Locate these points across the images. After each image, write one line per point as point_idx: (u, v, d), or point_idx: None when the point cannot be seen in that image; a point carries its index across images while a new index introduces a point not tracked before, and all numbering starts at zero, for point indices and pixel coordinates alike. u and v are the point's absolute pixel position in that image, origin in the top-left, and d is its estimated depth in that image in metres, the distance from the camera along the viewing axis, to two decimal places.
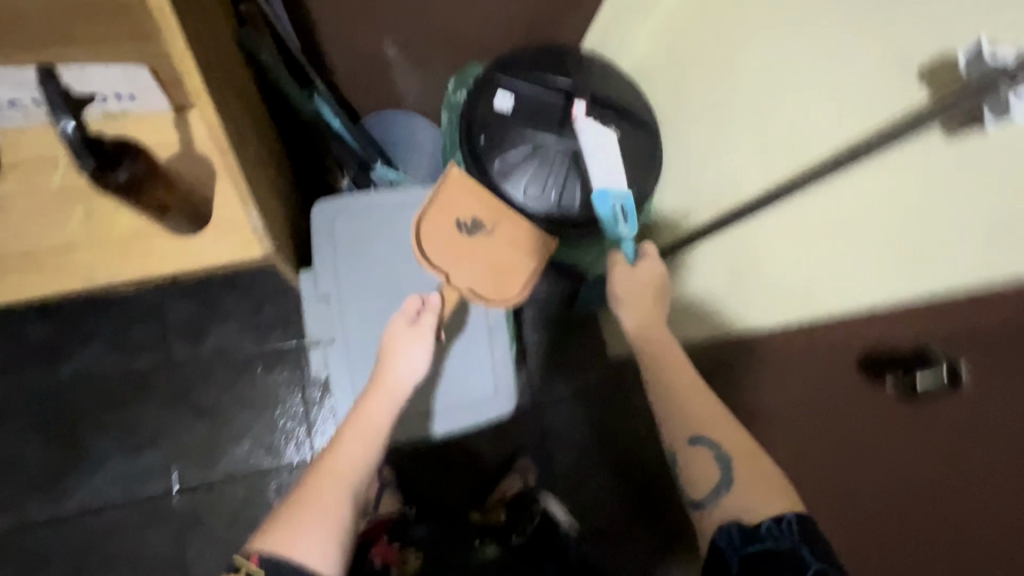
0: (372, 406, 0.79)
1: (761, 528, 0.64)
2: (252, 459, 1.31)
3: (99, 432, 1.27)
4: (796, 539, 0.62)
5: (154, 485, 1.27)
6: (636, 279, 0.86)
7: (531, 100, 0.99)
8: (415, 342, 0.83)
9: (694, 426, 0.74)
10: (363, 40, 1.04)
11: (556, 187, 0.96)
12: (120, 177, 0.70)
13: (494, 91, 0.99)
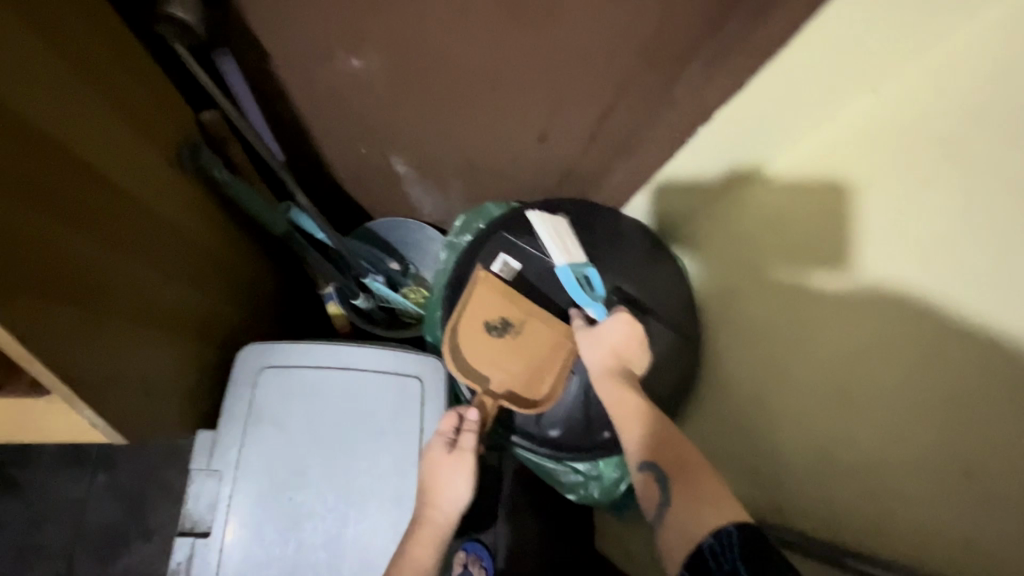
0: (418, 549, 0.64)
1: (700, 551, 0.50)
2: (155, 563, 1.14)
3: (7, 493, 1.14)
4: (735, 555, 0.47)
5: (42, 567, 1.12)
6: (593, 340, 0.71)
7: (537, 268, 0.79)
8: (460, 471, 0.67)
9: (639, 453, 0.62)
10: (370, 154, 0.89)
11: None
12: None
13: (497, 249, 0.80)
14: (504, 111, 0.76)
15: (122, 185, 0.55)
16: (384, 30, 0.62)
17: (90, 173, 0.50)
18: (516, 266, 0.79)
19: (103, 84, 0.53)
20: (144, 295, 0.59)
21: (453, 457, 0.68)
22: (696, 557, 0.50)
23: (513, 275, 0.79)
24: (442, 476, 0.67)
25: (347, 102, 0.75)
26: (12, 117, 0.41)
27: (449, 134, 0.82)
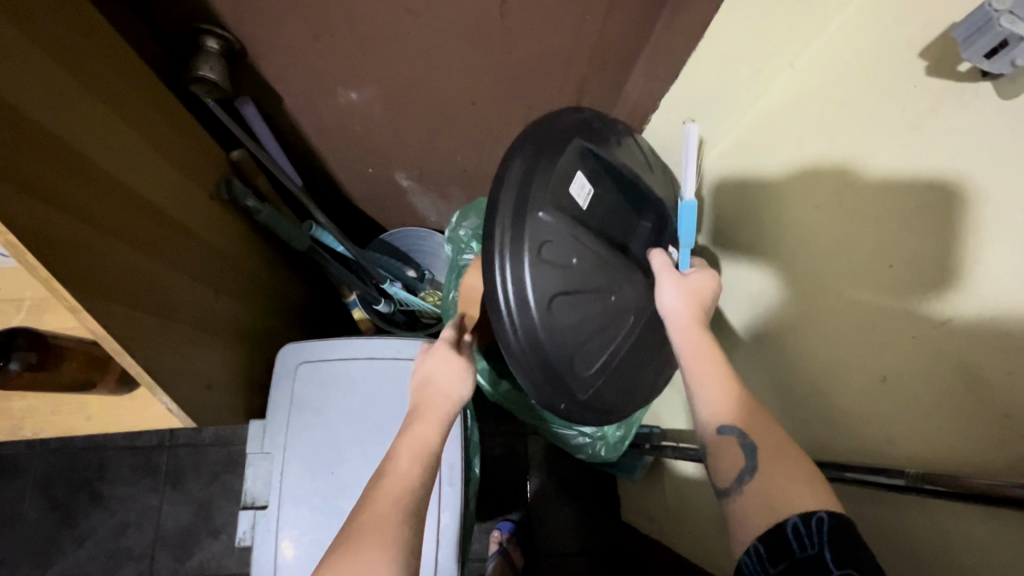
0: (418, 429, 0.57)
1: (783, 529, 0.46)
2: (225, 557, 1.28)
3: (94, 503, 1.30)
4: (823, 539, 0.43)
5: (128, 568, 1.27)
6: (686, 289, 0.64)
7: (606, 202, 0.66)
8: (455, 363, 0.62)
9: (720, 413, 0.56)
10: (376, 172, 1.01)
11: (615, 359, 0.66)
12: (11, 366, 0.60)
13: (574, 165, 0.62)
14: (485, 120, 0.86)
15: (143, 192, 0.62)
16: (373, 66, 0.73)
17: (122, 189, 0.58)
18: (592, 191, 0.63)
19: (141, 121, 0.62)
20: (181, 300, 0.68)
21: (442, 352, 0.63)
22: (778, 535, 0.46)
23: (590, 203, 0.63)
24: (437, 366, 0.62)
25: (351, 129, 0.87)
26: (63, 147, 0.50)
27: (441, 146, 0.94)
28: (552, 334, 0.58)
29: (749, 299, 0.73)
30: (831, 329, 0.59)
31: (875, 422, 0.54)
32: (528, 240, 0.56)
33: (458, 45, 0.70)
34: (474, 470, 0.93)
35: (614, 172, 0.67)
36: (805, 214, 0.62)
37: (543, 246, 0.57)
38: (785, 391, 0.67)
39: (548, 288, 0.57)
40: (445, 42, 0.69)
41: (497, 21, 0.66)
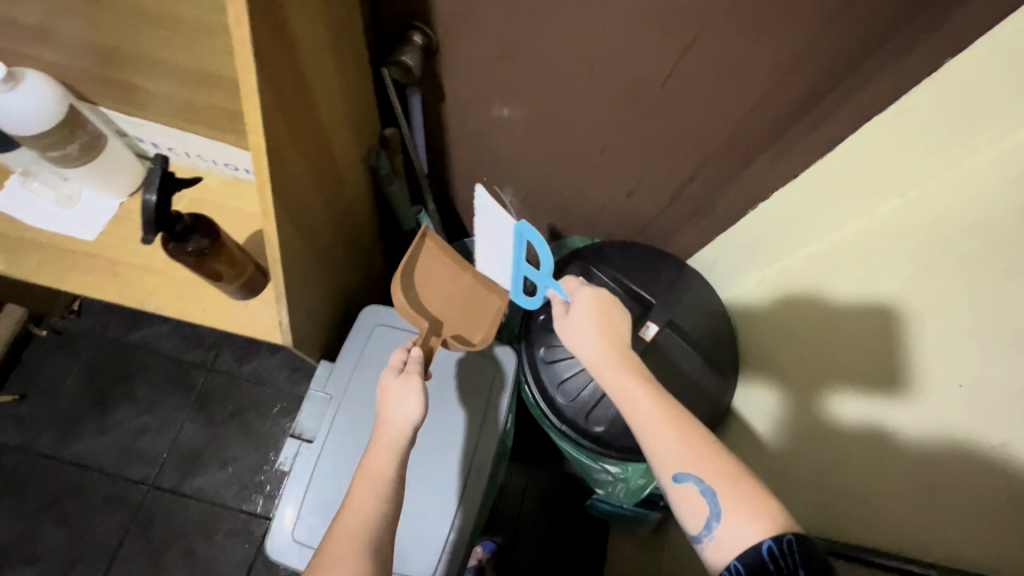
0: (373, 462, 0.70)
1: (759, 550, 0.53)
2: (224, 490, 1.33)
3: (128, 398, 1.36)
4: (797, 561, 0.50)
5: (135, 469, 1.32)
6: (586, 325, 0.72)
7: (608, 295, 0.95)
8: (408, 392, 0.71)
9: (677, 461, 0.61)
10: (488, 182, 1.11)
11: (597, 400, 0.88)
12: (187, 246, 0.66)
13: (576, 273, 0.98)
14: (604, 166, 0.97)
15: (333, 136, 0.72)
16: (535, 91, 0.84)
17: (324, 129, 0.68)
18: None
19: (351, 85, 0.74)
20: (318, 232, 0.76)
21: (398, 380, 0.72)
22: (755, 557, 0.53)
23: None
24: (390, 396, 0.71)
25: (488, 139, 0.97)
26: (306, 84, 0.59)
27: (555, 178, 1.04)
28: (540, 376, 0.92)
29: (790, 392, 0.91)
30: (839, 443, 0.80)
31: (902, 489, 0.69)
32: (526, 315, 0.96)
33: (618, 95, 0.80)
34: (496, 475, 0.97)
35: (613, 275, 0.96)
36: (865, 375, 0.77)
37: (537, 320, 0.94)
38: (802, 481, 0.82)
39: (537, 345, 0.93)
40: (608, 89, 0.79)
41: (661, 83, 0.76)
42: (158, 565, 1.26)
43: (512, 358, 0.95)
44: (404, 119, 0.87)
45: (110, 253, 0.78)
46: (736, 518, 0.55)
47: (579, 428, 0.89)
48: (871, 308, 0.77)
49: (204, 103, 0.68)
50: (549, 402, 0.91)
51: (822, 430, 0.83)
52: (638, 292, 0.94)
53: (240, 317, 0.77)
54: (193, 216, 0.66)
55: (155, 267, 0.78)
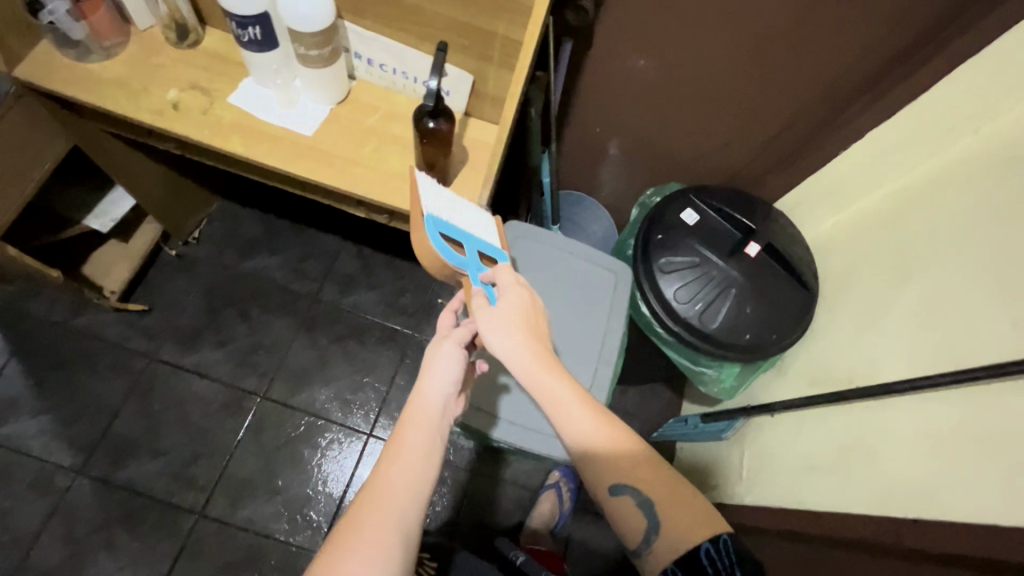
0: (406, 429, 0.75)
1: (697, 551, 0.66)
2: (326, 406, 1.46)
3: (242, 319, 1.50)
4: (731, 561, 0.65)
5: (248, 381, 1.44)
6: (505, 322, 0.73)
7: (713, 223, 1.12)
8: (443, 359, 0.79)
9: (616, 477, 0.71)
10: (598, 133, 1.29)
11: (707, 304, 1.05)
12: (427, 124, 0.80)
13: (684, 204, 1.14)
14: (709, 117, 1.15)
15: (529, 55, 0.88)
16: (674, 42, 1.02)
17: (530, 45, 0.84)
18: (699, 217, 1.12)
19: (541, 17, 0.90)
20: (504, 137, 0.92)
21: (434, 346, 0.80)
22: (693, 555, 0.66)
23: (696, 222, 1.11)
24: (429, 362, 0.79)
25: (615, 88, 1.15)
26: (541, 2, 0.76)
27: (662, 129, 1.21)
28: (655, 285, 1.09)
29: (836, 300, 1.09)
30: (865, 329, 0.98)
31: (914, 347, 0.87)
32: (641, 236, 1.13)
33: (748, 46, 0.99)
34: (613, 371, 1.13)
35: (717, 207, 1.13)
36: (903, 288, 0.93)
37: (653, 240, 1.11)
38: (847, 370, 0.99)
39: (655, 260, 1.09)
40: (742, 39, 0.98)
41: (791, 33, 0.95)
42: (270, 464, 1.38)
43: (630, 270, 1.12)
44: (557, 62, 1.05)
45: (325, 147, 0.94)
46: (684, 522, 0.69)
47: (690, 328, 1.06)
48: (908, 222, 0.96)
49: (435, 24, 0.84)
50: (664, 306, 1.07)
51: (855, 322, 1.02)
52: (741, 221, 1.12)
53: None
54: (444, 107, 0.79)
55: (362, 162, 0.94)
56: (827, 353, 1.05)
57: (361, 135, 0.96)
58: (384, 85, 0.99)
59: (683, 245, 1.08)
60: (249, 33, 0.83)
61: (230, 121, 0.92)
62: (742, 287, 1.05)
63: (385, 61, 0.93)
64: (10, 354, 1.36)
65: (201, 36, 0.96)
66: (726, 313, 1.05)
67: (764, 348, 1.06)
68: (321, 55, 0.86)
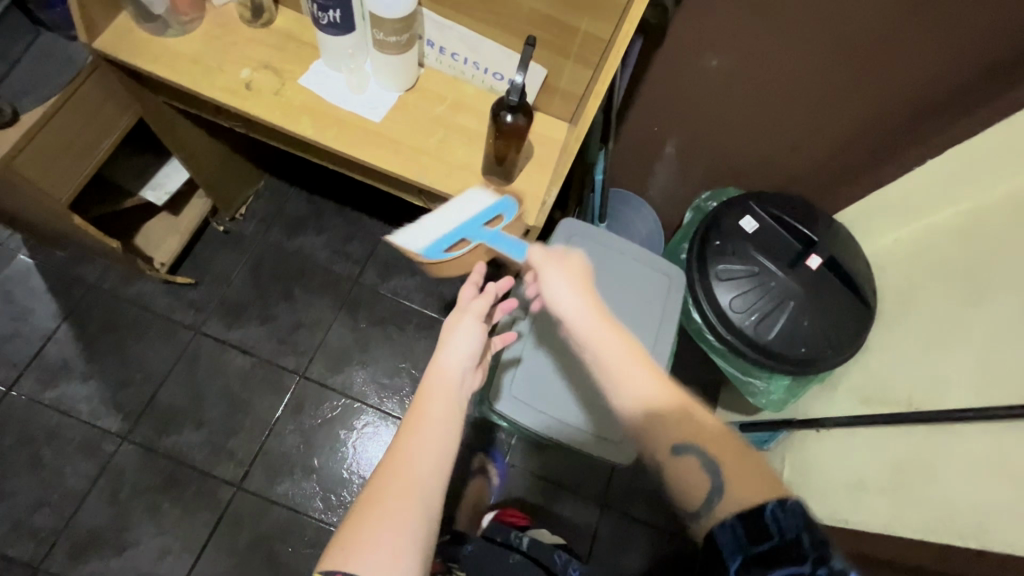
0: (425, 400, 0.74)
1: (760, 512, 0.54)
2: (363, 389, 1.47)
3: (284, 298, 1.51)
4: (800, 524, 0.52)
5: (287, 360, 1.46)
6: (564, 275, 0.75)
7: (773, 232, 1.10)
8: (462, 330, 0.81)
9: (677, 434, 0.64)
10: (656, 132, 1.26)
11: (764, 313, 1.03)
12: (504, 117, 0.78)
13: (744, 211, 1.12)
14: (776, 123, 1.12)
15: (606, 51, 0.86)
16: (754, 43, 0.99)
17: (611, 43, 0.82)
18: (758, 225, 1.10)
19: None
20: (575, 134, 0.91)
21: (454, 319, 0.82)
22: (756, 517, 0.54)
23: (756, 230, 1.09)
24: (448, 332, 0.81)
25: (681, 87, 1.12)
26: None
27: (723, 133, 1.19)
28: (709, 292, 1.07)
29: (896, 319, 1.07)
30: (928, 351, 0.96)
31: (981, 375, 0.84)
32: (697, 242, 1.11)
33: (833, 51, 0.96)
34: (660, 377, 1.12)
35: (778, 216, 1.11)
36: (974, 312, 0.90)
37: (710, 246, 1.09)
38: (905, 390, 0.97)
39: (711, 267, 1.08)
40: (826, 45, 0.95)
41: (881, 40, 0.92)
42: (307, 443, 1.40)
43: (684, 275, 1.10)
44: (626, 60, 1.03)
45: (392, 135, 0.94)
46: (742, 480, 0.58)
47: (743, 337, 1.04)
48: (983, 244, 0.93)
49: (514, 16, 0.83)
50: (718, 313, 1.06)
51: (915, 343, 0.99)
52: (802, 231, 1.09)
53: (495, 197, 0.93)
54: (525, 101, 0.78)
55: (428, 151, 0.94)
56: (883, 371, 1.03)
57: (429, 125, 0.95)
58: (452, 74, 0.98)
59: (741, 253, 1.06)
60: (328, 15, 0.82)
61: (301, 103, 0.92)
62: (802, 299, 1.02)
63: (456, 50, 0.92)
64: (62, 317, 1.39)
65: (274, 14, 0.95)
66: (783, 324, 1.03)
67: (819, 363, 1.04)
68: (397, 42, 0.85)
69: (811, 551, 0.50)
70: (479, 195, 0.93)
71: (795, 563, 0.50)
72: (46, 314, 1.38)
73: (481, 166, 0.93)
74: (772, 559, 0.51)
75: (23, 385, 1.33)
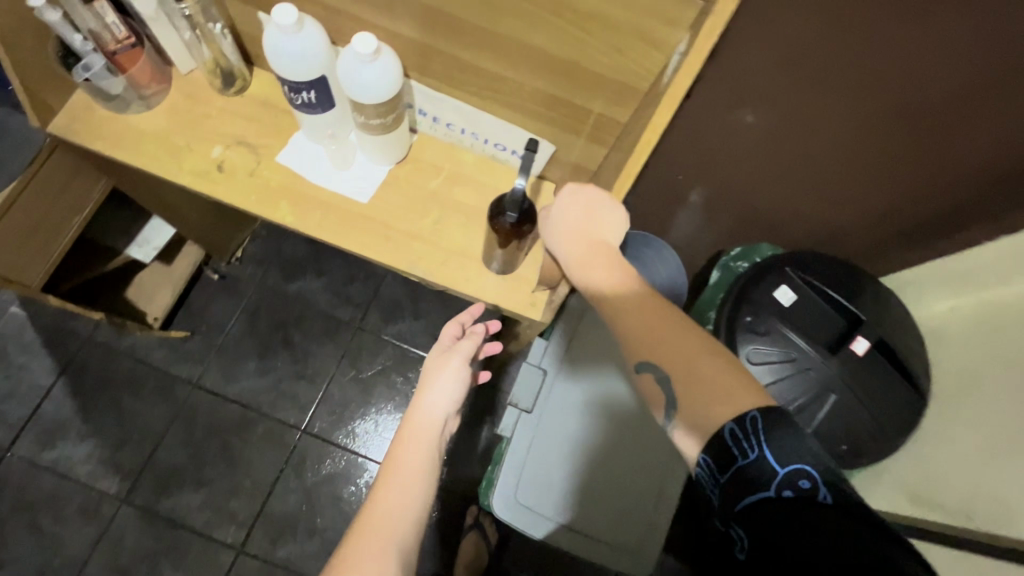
0: (401, 449, 0.70)
1: (720, 432, 0.52)
2: (366, 443, 1.40)
3: (284, 347, 1.44)
4: (759, 441, 0.49)
5: (288, 414, 1.40)
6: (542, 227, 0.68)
7: (811, 306, 0.98)
8: (445, 370, 0.74)
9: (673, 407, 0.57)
10: (680, 180, 1.13)
11: (800, 402, 0.92)
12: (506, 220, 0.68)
13: (780, 280, 0.99)
14: (818, 179, 0.98)
15: None
16: (796, 101, 0.85)
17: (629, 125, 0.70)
18: (795, 298, 0.98)
19: None
20: None
21: (437, 359, 0.76)
22: (719, 442, 0.52)
23: (792, 303, 0.97)
24: (429, 375, 0.75)
25: (711, 139, 0.99)
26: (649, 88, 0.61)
27: (758, 186, 1.05)
28: None
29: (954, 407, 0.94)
30: (987, 455, 0.84)
31: None
32: (726, 315, 0.99)
33: (887, 119, 0.82)
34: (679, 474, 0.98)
35: (817, 287, 0.99)
36: None
37: (740, 321, 0.98)
38: (963, 500, 0.84)
39: (742, 347, 0.96)
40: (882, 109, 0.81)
41: (951, 111, 0.77)
42: (309, 502, 1.35)
43: None
44: None
45: (382, 217, 0.84)
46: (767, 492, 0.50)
47: None
48: None
49: (515, 93, 0.71)
50: None
51: (974, 441, 0.87)
52: (847, 306, 0.97)
53: (494, 288, 0.82)
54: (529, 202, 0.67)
55: (421, 234, 0.83)
56: (938, 467, 0.92)
57: (422, 202, 0.85)
58: (448, 141, 0.87)
59: (774, 332, 0.95)
60: (302, 97, 0.71)
61: (279, 185, 0.82)
62: (843, 389, 0.91)
63: (451, 119, 0.81)
64: (58, 373, 1.35)
65: (247, 78, 0.84)
66: (821, 416, 0.91)
67: (864, 458, 0.92)
68: (381, 123, 0.74)
69: (779, 472, 0.49)
70: (479, 286, 0.83)
71: (763, 489, 0.49)
72: (41, 370, 1.34)
73: (482, 252, 0.83)
74: (741, 489, 0.50)
75: (21, 446, 1.30)
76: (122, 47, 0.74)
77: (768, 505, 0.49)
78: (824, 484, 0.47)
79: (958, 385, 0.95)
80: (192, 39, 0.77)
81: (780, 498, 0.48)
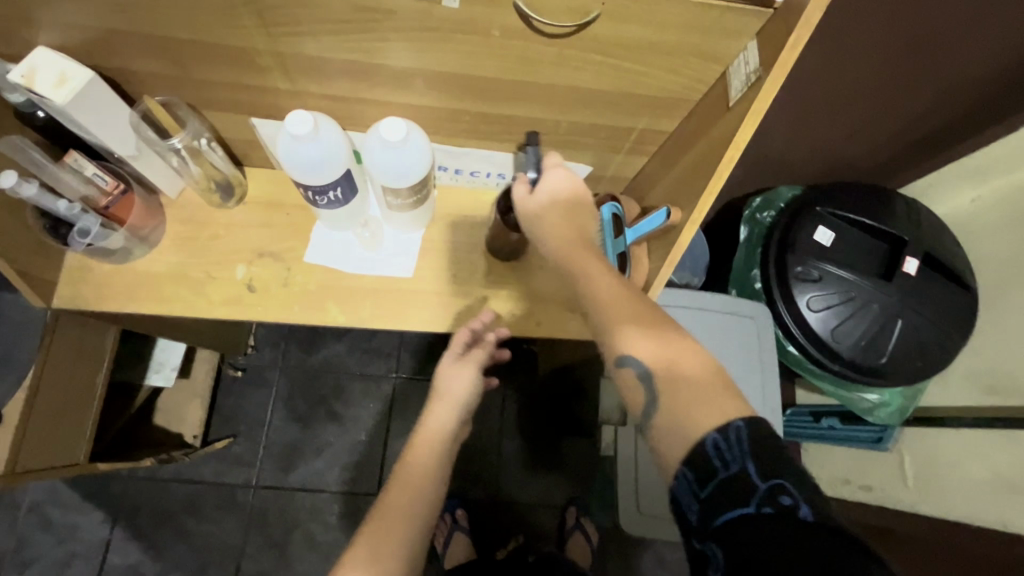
0: (411, 454, 0.69)
1: (703, 445, 0.47)
2: None
3: (330, 421, 1.39)
4: (743, 453, 0.45)
5: (359, 484, 1.37)
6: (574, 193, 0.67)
7: (850, 239, 1.00)
8: (457, 380, 0.74)
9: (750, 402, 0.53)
10: None
11: (870, 334, 0.94)
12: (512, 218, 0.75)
13: (815, 222, 1.00)
14: (829, 113, 0.98)
15: None
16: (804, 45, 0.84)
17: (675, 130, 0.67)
18: (834, 236, 0.99)
19: None
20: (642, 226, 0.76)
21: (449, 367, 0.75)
22: (697, 453, 0.47)
23: (833, 242, 0.98)
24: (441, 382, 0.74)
25: None
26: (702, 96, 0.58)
27: (767, 134, 1.04)
28: (803, 325, 0.97)
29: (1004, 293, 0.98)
30: None
31: None
32: (774, 271, 1.00)
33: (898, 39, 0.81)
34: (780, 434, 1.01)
35: (850, 219, 1.00)
36: None
37: (791, 274, 0.98)
38: None
39: (801, 298, 0.97)
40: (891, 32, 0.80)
41: (958, 19, 0.78)
42: None
43: (769, 309, 1.00)
44: None
45: (433, 285, 0.79)
46: None
47: (850, 366, 0.96)
48: None
49: (547, 129, 0.67)
50: (819, 347, 0.97)
51: None
52: (884, 230, 0.99)
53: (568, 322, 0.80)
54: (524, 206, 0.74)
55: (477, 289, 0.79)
56: (1006, 354, 0.97)
57: (466, 258, 0.80)
58: (471, 186, 0.82)
59: (826, 276, 0.96)
60: (328, 196, 0.66)
61: (318, 284, 0.77)
62: (906, 310, 0.94)
63: (474, 166, 0.76)
64: (111, 521, 1.28)
65: (243, 182, 0.78)
66: (892, 340, 0.94)
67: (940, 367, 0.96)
68: (417, 198, 0.69)
69: (760, 487, 0.44)
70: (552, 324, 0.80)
71: (742, 504, 0.44)
72: (93, 523, 1.27)
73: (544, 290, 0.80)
74: (717, 504, 0.45)
75: None
76: (113, 198, 0.66)
77: (746, 522, 0.44)
78: (801, 501, 0.43)
79: (1001, 271, 0.99)
80: (181, 164, 0.71)
81: (757, 514, 0.43)
